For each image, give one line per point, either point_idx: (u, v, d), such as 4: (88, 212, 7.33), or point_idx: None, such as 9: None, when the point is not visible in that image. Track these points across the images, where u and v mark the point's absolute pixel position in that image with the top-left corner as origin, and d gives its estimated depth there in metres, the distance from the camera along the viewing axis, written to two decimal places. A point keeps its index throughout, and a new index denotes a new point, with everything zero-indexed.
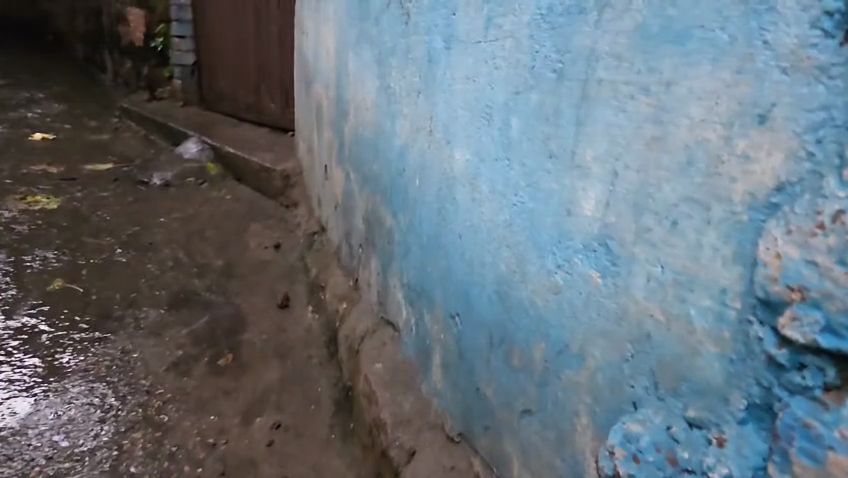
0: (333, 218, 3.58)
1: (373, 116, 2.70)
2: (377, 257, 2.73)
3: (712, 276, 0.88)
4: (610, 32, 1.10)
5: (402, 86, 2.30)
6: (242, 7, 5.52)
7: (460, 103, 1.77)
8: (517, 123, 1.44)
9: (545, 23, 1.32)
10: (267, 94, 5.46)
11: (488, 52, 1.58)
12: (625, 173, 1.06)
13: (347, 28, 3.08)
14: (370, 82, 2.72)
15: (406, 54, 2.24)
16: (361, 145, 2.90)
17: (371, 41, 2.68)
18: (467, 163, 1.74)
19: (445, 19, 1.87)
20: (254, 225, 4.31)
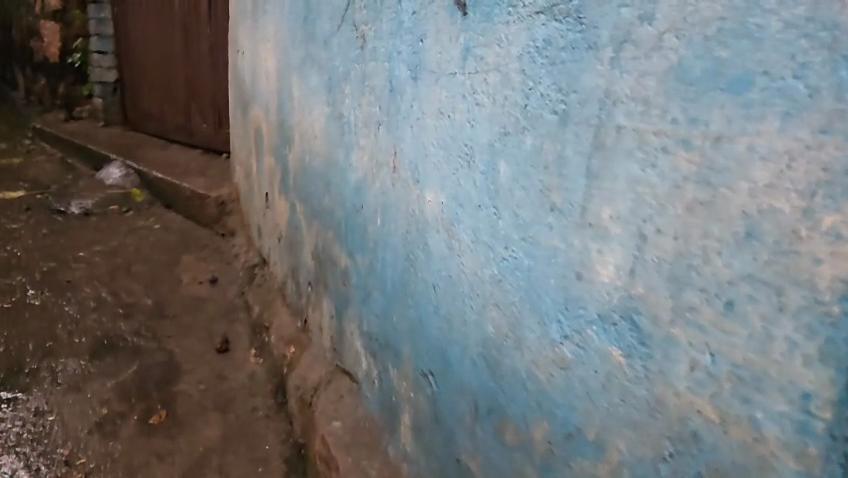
0: (276, 251, 3.30)
1: (323, 147, 2.47)
2: (329, 300, 2.48)
3: (789, 375, 0.73)
4: (633, 71, 0.94)
5: (358, 116, 2.09)
6: (168, 21, 5.14)
7: (432, 140, 1.58)
8: (507, 168, 1.26)
9: (542, 57, 1.16)
10: (198, 114, 5.09)
11: (466, 85, 1.41)
12: (657, 238, 0.90)
13: (290, 49, 2.84)
14: (319, 109, 2.49)
15: (363, 81, 2.03)
16: (310, 176, 2.66)
17: (319, 65, 2.46)
18: (442, 208, 1.54)
19: (411, 46, 1.68)
20: (185, 258, 3.93)
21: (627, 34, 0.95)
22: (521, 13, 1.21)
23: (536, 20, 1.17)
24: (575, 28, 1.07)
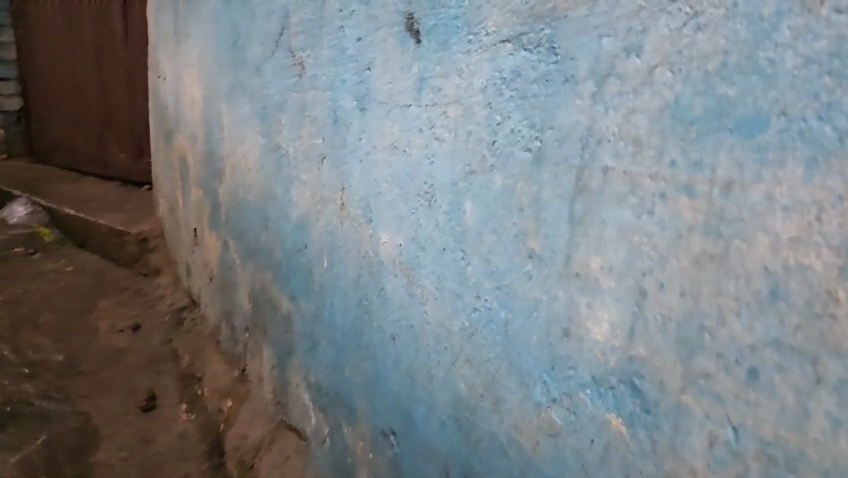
0: (207, 292, 3.04)
1: (258, 181, 2.28)
2: (270, 348, 2.27)
3: (832, 457, 0.64)
4: (620, 108, 0.85)
5: (298, 149, 1.93)
6: (79, 44, 4.77)
7: (385, 177, 1.44)
8: (474, 209, 1.15)
9: (510, 90, 1.05)
10: (115, 144, 4.73)
11: (423, 118, 1.29)
12: (660, 294, 0.80)
13: (218, 75, 2.64)
14: (252, 140, 2.30)
15: (302, 111, 1.88)
16: (244, 213, 2.45)
17: (251, 93, 2.28)
18: (399, 250, 1.40)
19: (356, 75, 1.55)
20: (103, 303, 3.58)
21: (611, 66, 0.86)
22: (484, 42, 1.11)
23: (501, 49, 1.07)
24: (548, 59, 0.97)
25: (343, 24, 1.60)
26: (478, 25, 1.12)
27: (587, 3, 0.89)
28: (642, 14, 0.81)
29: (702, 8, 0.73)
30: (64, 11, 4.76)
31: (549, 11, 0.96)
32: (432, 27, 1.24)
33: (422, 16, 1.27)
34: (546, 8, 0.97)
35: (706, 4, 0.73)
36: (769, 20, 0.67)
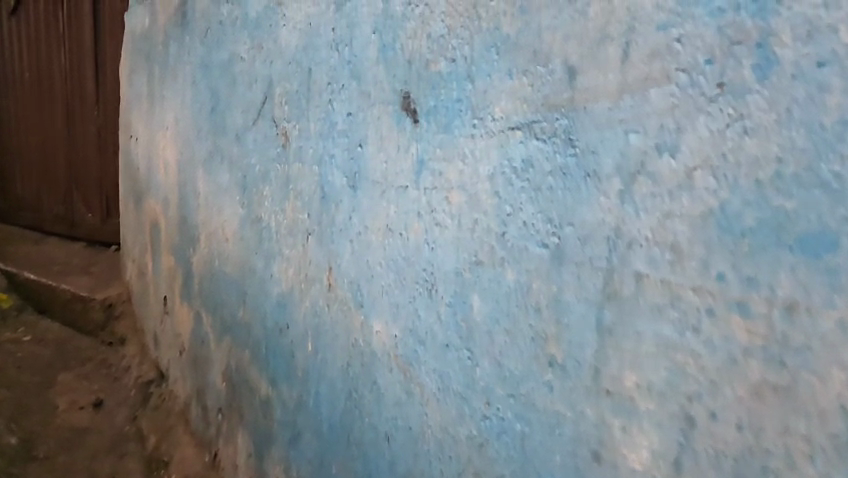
0: (177, 366, 2.85)
1: (236, 253, 2.15)
2: (246, 433, 2.10)
3: None
4: (653, 210, 0.77)
5: (280, 222, 1.82)
6: (48, 102, 4.64)
7: (379, 261, 1.34)
8: (482, 304, 1.05)
9: (521, 181, 0.98)
10: (83, 204, 4.56)
11: (422, 202, 1.21)
12: (711, 425, 0.70)
13: (195, 141, 2.54)
14: (231, 209, 2.19)
15: (286, 184, 1.79)
16: (219, 285, 2.31)
17: (230, 161, 2.19)
18: (394, 341, 1.29)
19: (347, 152, 1.47)
20: (64, 377, 3.33)
21: (641, 164, 0.78)
22: (491, 128, 1.04)
23: (510, 136, 1.00)
24: (565, 151, 0.90)
25: (332, 99, 1.53)
26: (483, 110, 1.06)
27: (610, 95, 0.83)
28: (677, 112, 0.74)
29: (749, 111, 0.67)
30: (34, 68, 4.66)
31: (565, 101, 0.90)
32: (432, 109, 1.18)
33: (421, 96, 1.21)
34: (561, 98, 0.90)
35: (752, 107, 0.66)
36: (832, 130, 0.60)
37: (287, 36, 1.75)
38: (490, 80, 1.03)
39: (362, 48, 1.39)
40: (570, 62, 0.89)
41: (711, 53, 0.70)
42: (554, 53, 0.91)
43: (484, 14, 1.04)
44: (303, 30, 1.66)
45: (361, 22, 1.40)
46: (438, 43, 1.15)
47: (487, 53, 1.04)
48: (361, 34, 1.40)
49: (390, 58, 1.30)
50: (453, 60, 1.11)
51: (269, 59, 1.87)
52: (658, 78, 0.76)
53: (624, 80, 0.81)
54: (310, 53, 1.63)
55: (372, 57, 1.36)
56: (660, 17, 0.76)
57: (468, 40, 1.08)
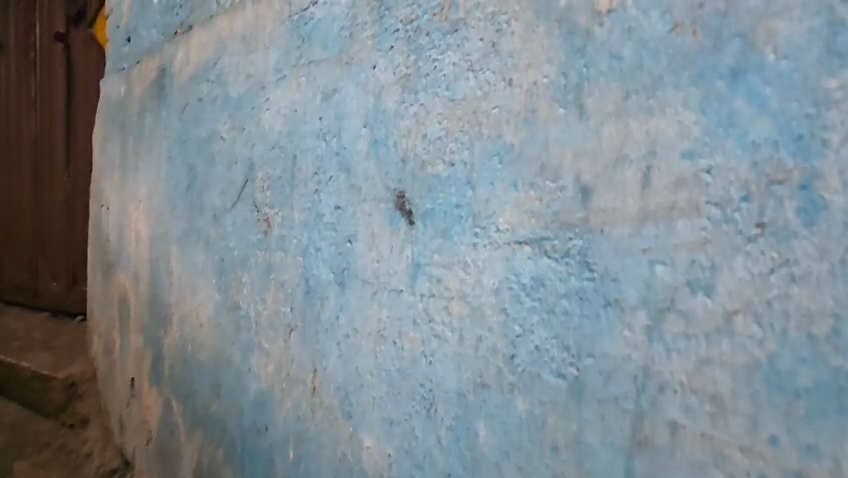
0: (143, 456, 2.64)
1: (210, 339, 2.01)
2: None
3: None
4: (687, 352, 0.69)
5: (259, 313, 1.71)
6: (16, 166, 4.50)
7: (369, 368, 1.23)
8: (490, 433, 0.95)
9: (531, 300, 0.89)
10: (49, 272, 4.35)
11: (418, 309, 1.11)
12: None
13: (169, 216, 2.43)
14: (206, 292, 2.07)
15: (267, 272, 1.68)
16: (192, 372, 2.16)
17: (206, 242, 2.08)
18: (388, 461, 1.17)
19: (334, 246, 1.38)
20: (19, 467, 3.09)
21: (671, 299, 0.71)
22: (495, 238, 0.97)
23: (517, 250, 0.92)
24: (581, 273, 0.82)
25: (318, 189, 1.46)
26: (486, 218, 0.99)
27: (631, 220, 0.76)
28: (710, 247, 0.68)
29: (795, 256, 0.61)
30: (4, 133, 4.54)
31: (579, 220, 0.83)
32: (429, 211, 1.11)
33: (417, 197, 1.14)
34: (574, 216, 0.84)
35: (799, 252, 0.60)
36: None
37: (270, 120, 1.69)
38: (494, 189, 0.97)
39: (352, 141, 1.34)
40: (583, 180, 0.83)
41: (746, 189, 0.65)
42: (564, 168, 0.86)
43: (485, 120, 0.99)
44: (288, 115, 1.60)
45: (350, 114, 1.35)
46: (435, 145, 1.10)
47: (490, 161, 0.98)
48: (351, 127, 1.34)
49: (383, 155, 1.24)
50: (452, 164, 1.06)
51: (250, 141, 1.80)
52: (685, 208, 0.70)
53: (646, 205, 0.75)
54: (295, 140, 1.57)
55: (363, 151, 1.30)
56: (685, 144, 0.71)
57: (468, 145, 1.02)
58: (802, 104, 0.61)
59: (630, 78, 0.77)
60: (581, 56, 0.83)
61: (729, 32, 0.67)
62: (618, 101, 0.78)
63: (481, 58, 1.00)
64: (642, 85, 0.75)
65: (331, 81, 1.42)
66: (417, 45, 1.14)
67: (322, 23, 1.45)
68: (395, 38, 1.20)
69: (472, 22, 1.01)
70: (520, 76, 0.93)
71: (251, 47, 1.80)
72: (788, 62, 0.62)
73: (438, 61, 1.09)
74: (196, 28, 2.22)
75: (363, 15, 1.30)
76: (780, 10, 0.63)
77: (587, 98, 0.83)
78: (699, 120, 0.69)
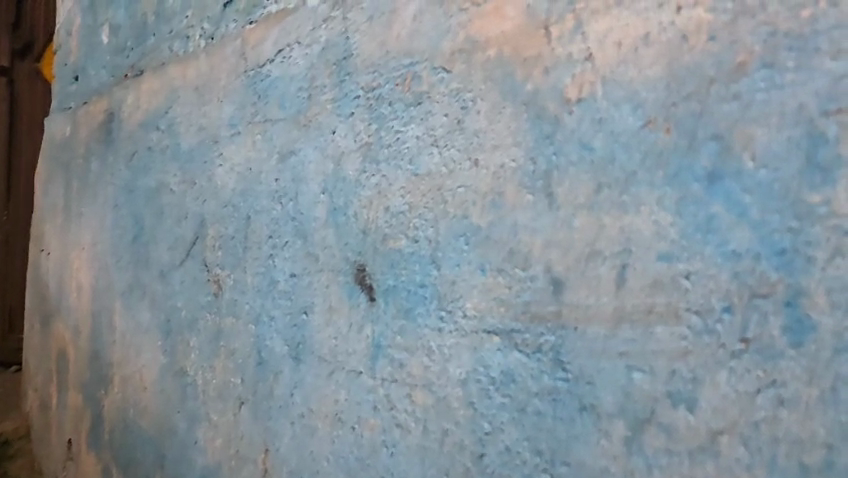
0: None
1: (153, 406, 1.87)
2: None
3: None
4: (670, 470, 0.65)
5: (208, 381, 1.60)
6: None
7: (325, 454, 1.15)
8: None
9: (502, 396, 0.83)
10: None
11: (379, 394, 1.04)
12: None
13: (113, 268, 2.29)
14: (150, 354, 1.94)
15: (216, 338, 1.58)
16: (133, 440, 2.01)
17: (152, 299, 1.95)
18: None
19: (289, 316, 1.30)
20: None
21: (651, 411, 0.67)
22: (461, 324, 0.90)
23: (485, 340, 0.87)
24: (553, 372, 0.77)
25: (273, 253, 1.38)
26: (452, 302, 0.93)
27: (606, 320, 0.72)
28: (691, 358, 0.64)
29: (782, 377, 0.58)
30: None
31: (551, 314, 0.78)
32: (390, 288, 1.04)
33: (377, 272, 1.07)
34: (545, 310, 0.79)
35: (786, 373, 0.58)
36: None
37: (223, 176, 1.61)
38: (459, 271, 0.92)
39: (309, 206, 1.27)
40: (554, 272, 0.78)
41: (728, 300, 0.61)
42: (534, 257, 0.81)
43: (450, 198, 0.95)
44: (242, 173, 1.52)
45: (308, 178, 1.28)
46: (398, 219, 1.04)
47: (456, 241, 0.93)
48: (309, 192, 1.28)
49: (342, 224, 1.17)
50: (416, 241, 1.00)
51: (201, 197, 1.71)
52: (663, 313, 0.67)
53: (621, 307, 0.71)
54: (250, 199, 1.49)
55: (320, 218, 1.23)
56: (661, 245, 0.67)
57: (433, 222, 0.97)
58: (784, 217, 0.58)
59: (602, 171, 0.74)
60: (550, 143, 0.80)
61: (704, 133, 0.64)
62: (590, 194, 0.75)
63: (445, 133, 0.96)
64: (614, 180, 0.72)
65: (289, 142, 1.35)
66: (379, 114, 1.10)
67: (280, 81, 1.40)
68: (356, 104, 1.15)
69: (436, 96, 0.98)
70: (487, 156, 0.89)
71: (204, 98, 1.72)
72: (767, 171, 0.60)
73: (401, 133, 1.04)
74: (147, 73, 2.13)
75: (322, 78, 1.25)
76: (758, 116, 0.60)
77: (557, 187, 0.79)
78: (676, 222, 0.66)
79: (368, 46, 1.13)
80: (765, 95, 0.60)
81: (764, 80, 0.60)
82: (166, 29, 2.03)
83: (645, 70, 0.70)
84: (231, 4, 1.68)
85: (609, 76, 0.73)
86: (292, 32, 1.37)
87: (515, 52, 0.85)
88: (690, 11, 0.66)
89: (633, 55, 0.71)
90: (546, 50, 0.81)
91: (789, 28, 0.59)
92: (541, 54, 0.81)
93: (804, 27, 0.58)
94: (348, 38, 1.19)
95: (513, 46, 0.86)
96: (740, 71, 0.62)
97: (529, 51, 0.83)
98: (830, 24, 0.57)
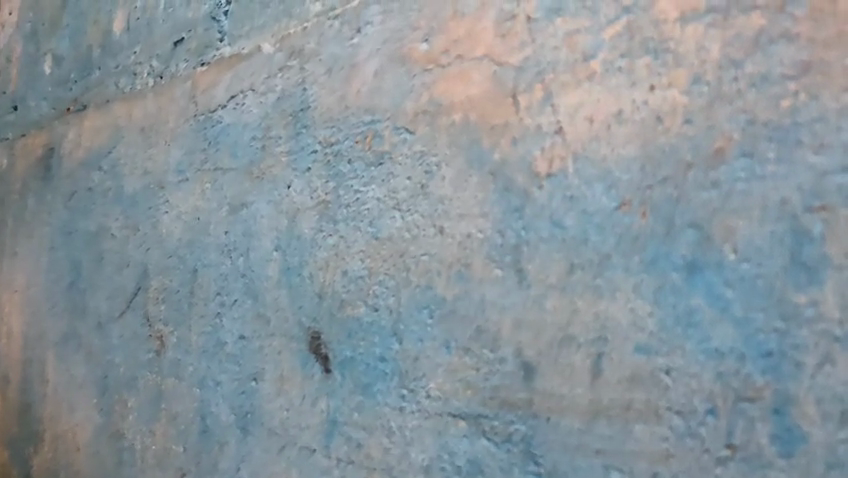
0: None
1: (87, 470, 1.71)
2: None
3: None
4: None
5: (149, 446, 1.48)
6: None
7: None
8: None
9: None
10: None
11: (336, 475, 0.97)
12: None
13: (21, 314, 2.01)
14: (80, 413, 1.76)
15: (158, 399, 1.46)
16: None
17: (81, 353, 1.77)
18: None
19: (236, 382, 1.20)
20: None
21: None
22: (425, 405, 0.84)
23: (451, 424, 0.81)
24: (525, 465, 0.73)
25: (220, 312, 1.28)
26: (414, 380, 0.86)
27: (581, 413, 0.68)
28: (675, 462, 0.62)
29: None
30: None
31: (521, 401, 0.73)
32: (348, 360, 0.97)
33: (334, 341, 1.00)
34: (515, 396, 0.74)
35: None
36: None
37: (169, 223, 1.51)
38: (422, 346, 0.86)
39: (260, 263, 1.19)
40: (525, 355, 0.73)
41: (712, 402, 0.60)
42: (502, 338, 0.76)
43: (412, 266, 0.89)
44: (189, 223, 1.43)
45: (259, 233, 1.20)
46: (356, 284, 0.97)
47: (419, 313, 0.87)
48: (260, 248, 1.19)
49: (296, 286, 1.09)
50: (375, 309, 0.93)
51: (144, 245, 1.59)
52: (643, 410, 0.63)
53: (598, 399, 0.67)
54: (196, 250, 1.39)
55: (273, 277, 1.15)
56: (640, 336, 0.64)
57: (393, 290, 0.91)
58: (769, 317, 0.58)
59: (574, 250, 0.70)
60: (519, 217, 0.76)
61: (682, 220, 0.62)
62: (562, 274, 0.71)
63: (408, 197, 0.90)
64: (588, 261, 0.68)
65: (240, 193, 1.27)
66: (338, 171, 1.04)
67: (232, 128, 1.32)
68: (313, 159, 1.09)
69: (398, 157, 0.92)
70: (453, 225, 0.84)
71: (151, 140, 1.61)
72: (749, 265, 0.59)
73: (360, 193, 0.98)
74: (79, 105, 1.96)
75: (278, 128, 1.19)
76: (739, 206, 0.60)
77: (527, 263, 0.74)
78: (655, 312, 0.63)
79: (328, 99, 1.08)
80: (745, 185, 0.60)
81: (744, 170, 0.60)
82: (105, 60, 1.89)
83: (618, 149, 0.67)
84: (182, 44, 1.60)
85: (580, 152, 0.70)
86: (246, 79, 1.30)
87: (483, 119, 0.81)
88: (664, 90, 0.65)
89: (606, 133, 0.69)
90: (514, 119, 0.77)
91: (767, 117, 0.59)
92: (510, 123, 0.78)
93: (784, 117, 0.59)
94: (306, 89, 1.13)
95: (480, 112, 0.82)
96: (719, 157, 0.61)
97: (497, 119, 0.79)
98: (810, 116, 0.58)
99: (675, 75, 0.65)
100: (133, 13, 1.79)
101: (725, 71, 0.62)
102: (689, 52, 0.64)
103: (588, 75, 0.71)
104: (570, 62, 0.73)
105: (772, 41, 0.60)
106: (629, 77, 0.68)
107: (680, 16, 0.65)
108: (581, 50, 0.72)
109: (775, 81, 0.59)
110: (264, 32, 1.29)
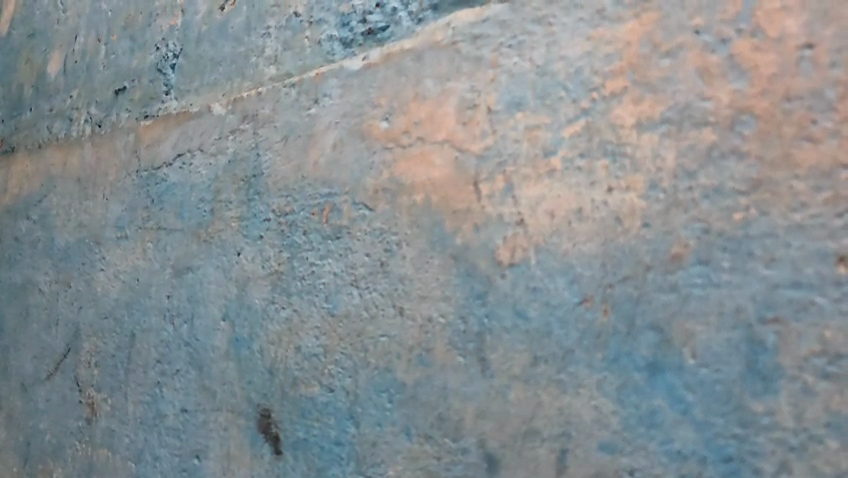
0: None
1: None
2: None
3: None
4: None
5: None
6: None
7: None
8: None
9: None
10: None
11: None
12: None
13: None
14: None
15: (87, 472, 1.35)
16: None
17: None
18: None
19: (178, 458, 1.13)
20: None
21: None
22: None
23: None
24: None
25: (161, 381, 1.21)
26: (372, 466, 0.84)
27: None
28: None
29: None
30: None
31: None
32: (301, 441, 0.93)
33: (286, 420, 0.96)
34: None
35: None
36: None
37: (104, 281, 1.42)
38: (381, 430, 0.84)
39: (206, 331, 1.13)
40: (490, 447, 0.74)
41: None
42: (466, 428, 0.76)
43: (371, 346, 0.87)
44: (128, 283, 1.35)
45: (206, 299, 1.14)
46: (311, 362, 0.94)
47: (378, 397, 0.85)
48: (206, 316, 1.14)
49: (246, 359, 1.04)
50: (331, 390, 0.90)
51: (75, 303, 1.48)
52: None
53: None
54: (135, 313, 1.31)
55: (220, 348, 1.10)
56: (603, 433, 0.67)
57: (351, 371, 0.88)
58: (727, 422, 0.61)
59: (537, 343, 0.72)
60: (482, 304, 0.77)
61: (642, 321, 0.66)
62: (526, 365, 0.73)
63: (367, 274, 0.89)
64: (551, 355, 0.71)
65: (185, 256, 1.21)
66: (292, 241, 1.00)
67: (178, 188, 1.27)
68: (266, 227, 1.06)
69: (357, 232, 0.91)
70: (413, 306, 0.83)
71: (86, 191, 1.52)
72: (708, 370, 0.63)
73: (316, 266, 0.96)
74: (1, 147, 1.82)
75: (228, 192, 1.15)
76: (696, 311, 0.64)
77: (491, 352, 0.75)
78: (618, 410, 0.67)
79: (281, 167, 1.05)
80: (702, 291, 0.64)
81: (701, 276, 0.64)
82: (35, 102, 1.78)
83: (579, 245, 0.71)
84: (124, 93, 1.54)
85: (541, 244, 0.73)
86: (194, 137, 1.26)
87: (444, 202, 0.82)
88: (622, 193, 0.69)
89: (567, 228, 0.72)
90: (476, 206, 0.79)
91: (721, 228, 0.64)
92: (471, 209, 0.79)
93: (737, 229, 0.63)
94: (259, 154, 1.10)
95: (440, 196, 0.82)
96: (676, 262, 0.65)
97: (458, 204, 0.80)
98: (762, 230, 0.62)
99: (632, 179, 0.69)
100: (72, 57, 1.71)
101: (680, 180, 0.66)
102: (646, 158, 0.68)
103: (548, 170, 0.74)
104: (530, 155, 0.76)
105: (724, 155, 0.64)
106: (589, 176, 0.72)
107: (637, 122, 0.69)
108: (541, 145, 0.75)
109: (727, 194, 0.64)
110: (215, 90, 1.27)
